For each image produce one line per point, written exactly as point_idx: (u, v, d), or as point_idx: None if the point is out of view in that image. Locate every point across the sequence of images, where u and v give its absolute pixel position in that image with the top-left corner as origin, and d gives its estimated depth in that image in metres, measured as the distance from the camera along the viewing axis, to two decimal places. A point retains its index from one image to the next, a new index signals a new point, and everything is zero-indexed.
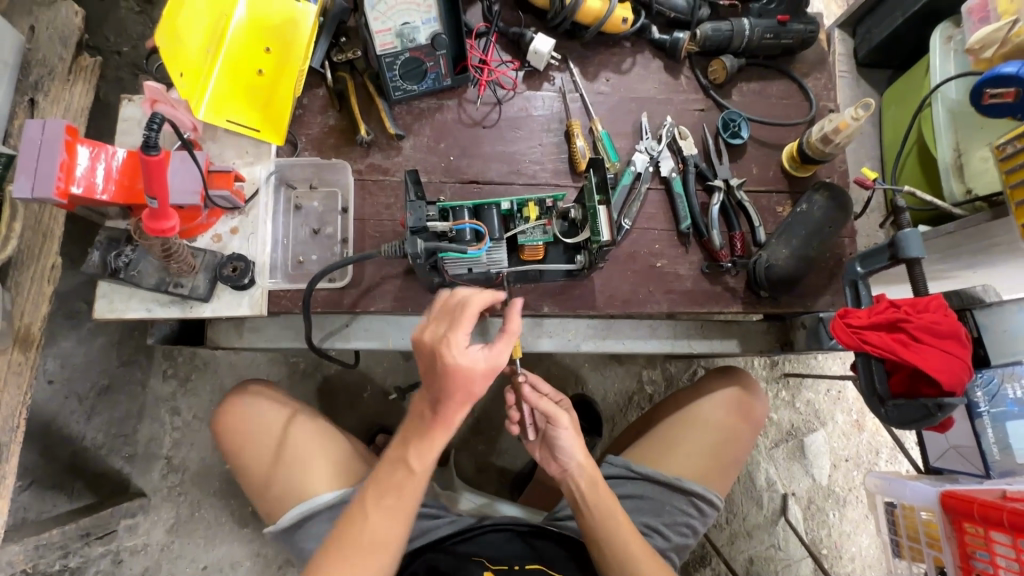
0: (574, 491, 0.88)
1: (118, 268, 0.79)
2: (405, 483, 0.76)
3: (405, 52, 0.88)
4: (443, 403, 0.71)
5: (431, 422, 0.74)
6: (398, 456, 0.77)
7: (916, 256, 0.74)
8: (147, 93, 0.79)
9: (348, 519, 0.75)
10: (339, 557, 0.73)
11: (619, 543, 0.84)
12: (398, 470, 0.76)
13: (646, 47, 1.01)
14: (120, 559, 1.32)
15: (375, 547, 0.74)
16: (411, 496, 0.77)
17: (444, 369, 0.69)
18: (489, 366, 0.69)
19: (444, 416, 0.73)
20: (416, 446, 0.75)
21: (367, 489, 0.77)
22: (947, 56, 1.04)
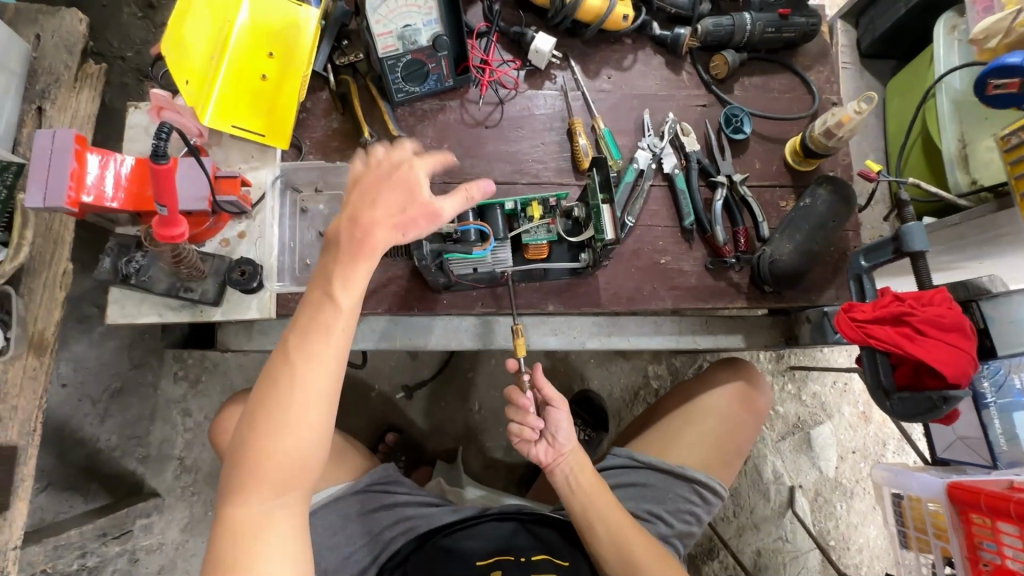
0: (564, 477, 0.90)
1: (129, 274, 0.81)
2: (306, 381, 0.60)
3: (407, 54, 0.88)
4: (345, 269, 0.62)
5: (327, 298, 0.62)
6: (289, 354, 0.61)
7: (920, 250, 0.74)
8: (153, 101, 0.82)
9: (247, 428, 0.60)
10: (254, 468, 0.59)
11: (609, 521, 0.87)
12: (294, 368, 0.60)
13: (648, 44, 1.01)
14: (136, 558, 1.32)
15: (292, 453, 0.60)
16: (314, 403, 0.60)
17: (394, 200, 0.64)
18: (436, 211, 0.65)
19: (347, 284, 0.62)
20: (310, 333, 0.61)
21: (259, 402, 0.60)
22: (951, 46, 1.03)
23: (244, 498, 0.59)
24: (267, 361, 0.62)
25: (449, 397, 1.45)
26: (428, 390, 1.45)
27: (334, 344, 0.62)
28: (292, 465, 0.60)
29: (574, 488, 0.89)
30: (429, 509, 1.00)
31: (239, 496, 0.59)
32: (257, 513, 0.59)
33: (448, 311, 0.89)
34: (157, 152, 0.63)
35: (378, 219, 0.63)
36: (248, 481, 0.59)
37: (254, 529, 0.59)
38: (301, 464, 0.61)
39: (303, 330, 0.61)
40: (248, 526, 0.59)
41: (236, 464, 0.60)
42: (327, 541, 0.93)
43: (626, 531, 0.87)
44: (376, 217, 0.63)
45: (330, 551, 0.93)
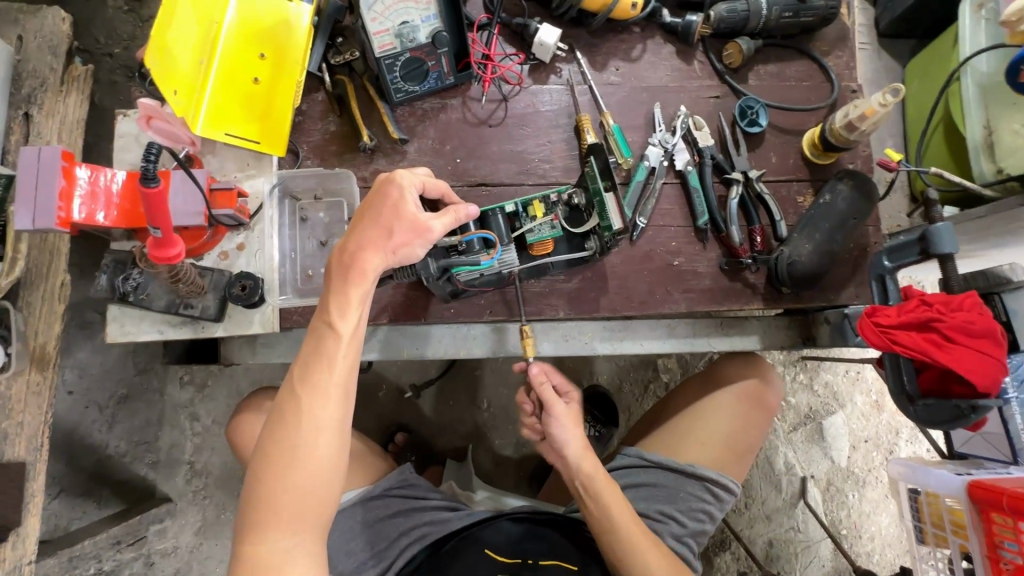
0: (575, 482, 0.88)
1: (127, 292, 0.79)
2: (314, 411, 0.62)
3: (406, 52, 0.84)
4: (342, 298, 0.64)
5: (324, 327, 0.64)
6: (295, 387, 0.63)
7: (949, 252, 0.71)
8: (141, 110, 0.78)
9: (260, 464, 0.62)
10: (271, 505, 0.61)
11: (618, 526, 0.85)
12: (301, 400, 0.62)
13: (657, 32, 0.96)
14: (151, 561, 1.34)
15: (308, 484, 0.62)
16: (326, 431, 0.63)
17: (382, 221, 0.65)
18: (426, 227, 0.67)
19: (345, 312, 0.64)
20: (314, 365, 0.63)
21: (270, 438, 0.62)
22: (977, 25, 0.98)
23: (263, 536, 0.61)
24: (275, 396, 0.64)
25: (458, 395, 1.44)
26: (436, 389, 1.43)
27: (338, 371, 0.64)
28: (308, 497, 0.62)
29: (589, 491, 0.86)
30: (443, 513, 0.99)
31: (258, 532, 0.61)
32: (279, 547, 0.61)
33: (456, 320, 0.86)
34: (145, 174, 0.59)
35: (369, 243, 0.65)
36: (265, 517, 0.61)
37: (276, 565, 0.61)
38: (317, 495, 0.63)
39: (310, 362, 0.63)
40: (270, 561, 0.60)
41: (252, 500, 0.62)
42: (343, 547, 0.92)
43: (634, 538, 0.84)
44: (367, 241, 0.65)
45: (347, 557, 0.92)
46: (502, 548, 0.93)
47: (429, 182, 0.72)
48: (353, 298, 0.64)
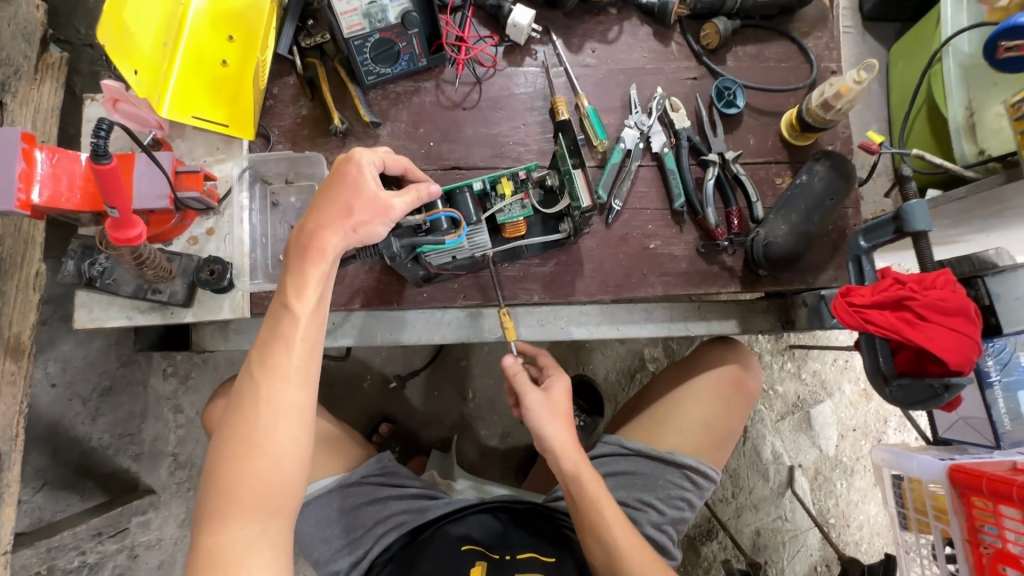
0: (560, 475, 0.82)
1: (94, 277, 0.78)
2: (273, 395, 0.61)
3: (375, 33, 0.83)
4: (299, 280, 0.63)
5: (282, 310, 0.63)
6: (255, 372, 0.62)
7: (923, 229, 0.70)
8: (106, 93, 0.76)
9: (219, 449, 0.61)
10: (231, 493, 0.60)
11: (599, 522, 0.80)
12: (259, 384, 0.61)
13: (634, 13, 0.95)
14: (135, 554, 1.33)
15: (267, 471, 0.61)
16: (287, 416, 0.62)
17: (340, 201, 0.65)
18: (386, 206, 0.66)
19: (303, 293, 0.63)
20: (272, 348, 0.62)
21: (229, 424, 0.61)
22: (959, 5, 0.96)
23: (221, 526, 0.59)
24: (235, 381, 0.63)
25: (443, 386, 1.43)
26: (421, 380, 1.43)
27: (297, 354, 0.63)
28: (269, 484, 0.61)
29: (575, 488, 0.81)
30: (420, 502, 0.98)
31: (216, 522, 0.59)
32: (238, 538, 0.59)
33: (429, 305, 0.85)
34: (97, 152, 0.57)
35: (328, 222, 0.64)
36: (224, 506, 0.59)
37: (235, 556, 0.59)
38: (278, 483, 0.61)
39: (269, 346, 0.63)
40: (227, 553, 0.59)
41: (212, 488, 0.60)
42: (318, 534, 0.91)
43: (612, 532, 0.79)
44: (325, 220, 0.64)
45: (323, 543, 0.91)
46: (481, 539, 0.92)
47: (390, 160, 0.71)
48: (312, 278, 0.64)
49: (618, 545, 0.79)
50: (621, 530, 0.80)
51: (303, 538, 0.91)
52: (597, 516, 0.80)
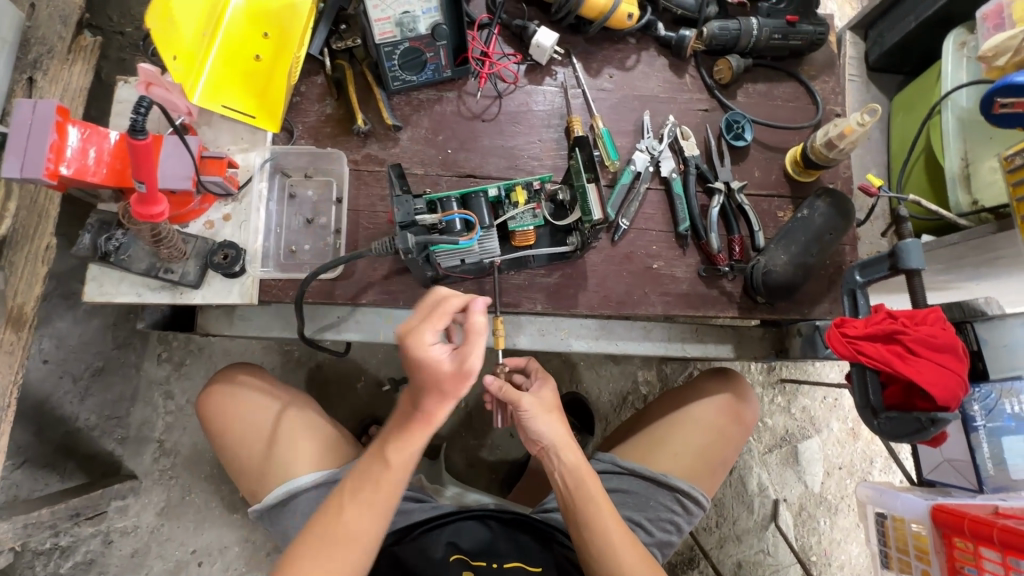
0: (556, 472, 0.82)
1: (109, 251, 0.80)
2: (351, 521, 0.72)
3: (405, 41, 0.86)
4: (402, 436, 0.74)
5: (381, 460, 0.74)
6: (345, 501, 0.73)
7: (916, 267, 0.73)
8: (140, 75, 0.78)
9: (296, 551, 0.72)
10: None
11: (592, 519, 0.79)
12: (345, 509, 0.72)
13: (652, 44, 1.00)
14: (110, 539, 1.32)
15: (326, 575, 0.71)
16: (354, 540, 0.72)
17: (425, 371, 0.65)
18: (465, 367, 0.65)
19: (400, 449, 0.73)
20: (363, 485, 0.73)
21: (305, 540, 0.72)
22: (959, 63, 1.01)
23: None
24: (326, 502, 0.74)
25: None
26: (415, 385, 1.43)
27: (384, 492, 0.73)
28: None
29: (571, 483, 0.81)
30: (406, 505, 0.97)
31: None
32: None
33: None
34: (135, 127, 0.58)
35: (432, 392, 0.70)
36: None
37: None
38: None
39: (365, 477, 0.73)
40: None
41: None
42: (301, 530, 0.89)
43: (607, 528, 0.79)
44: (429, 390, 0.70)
45: None
46: (469, 549, 0.90)
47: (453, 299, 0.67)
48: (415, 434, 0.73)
49: (612, 541, 0.78)
50: (616, 528, 0.79)
51: (286, 532, 0.89)
52: (591, 512, 0.79)
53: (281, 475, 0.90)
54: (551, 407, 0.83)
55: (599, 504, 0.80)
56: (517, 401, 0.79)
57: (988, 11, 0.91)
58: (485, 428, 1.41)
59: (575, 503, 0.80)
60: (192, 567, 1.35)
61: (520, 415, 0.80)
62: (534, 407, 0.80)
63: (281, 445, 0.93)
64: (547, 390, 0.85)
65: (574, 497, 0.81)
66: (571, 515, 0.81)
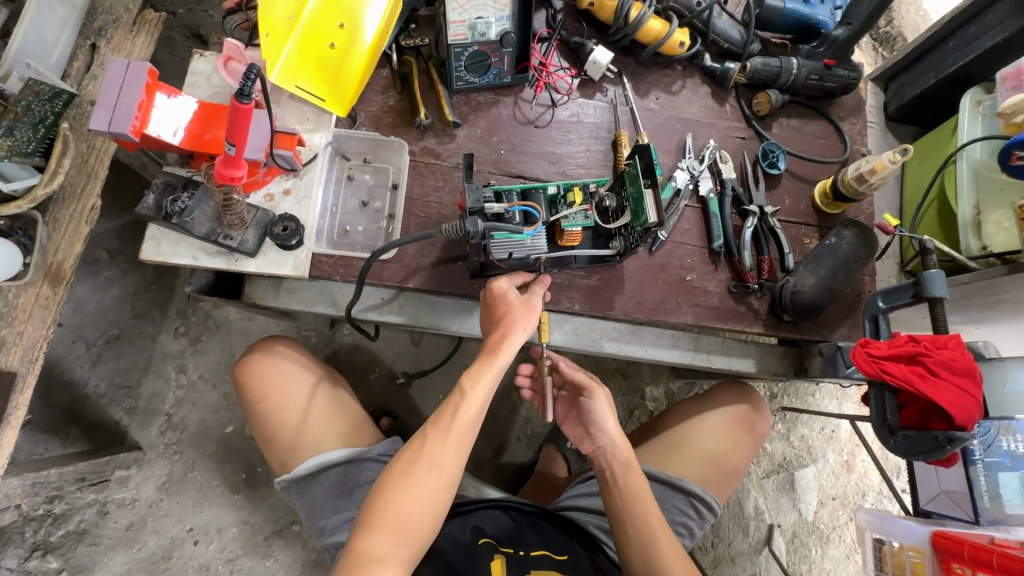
0: (607, 468, 0.86)
1: (173, 213, 0.82)
2: (437, 454, 0.76)
3: (474, 44, 0.90)
4: (475, 370, 0.79)
5: (456, 392, 0.79)
6: (425, 432, 0.77)
7: (939, 296, 0.78)
8: (224, 50, 0.87)
9: (385, 479, 0.75)
10: (380, 513, 0.73)
11: (639, 515, 0.83)
12: (428, 443, 0.76)
13: (697, 73, 1.06)
14: (106, 511, 1.29)
15: (412, 504, 0.74)
16: (435, 465, 0.75)
17: (501, 306, 0.80)
18: (530, 303, 0.81)
19: (477, 381, 0.78)
20: (442, 415, 0.78)
21: (388, 470, 0.76)
22: (976, 118, 1.09)
23: (366, 535, 0.72)
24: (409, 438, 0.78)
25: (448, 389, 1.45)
26: (428, 380, 1.45)
27: (464, 423, 0.78)
28: (410, 517, 0.73)
29: (620, 479, 0.84)
30: None
31: (362, 531, 0.73)
32: (378, 548, 0.72)
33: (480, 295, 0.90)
34: (242, 92, 0.62)
35: (507, 329, 0.79)
36: (370, 522, 0.73)
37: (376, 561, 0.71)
38: (409, 520, 0.73)
39: (442, 412, 0.78)
40: (369, 557, 0.71)
41: (369, 507, 0.74)
42: (328, 502, 0.91)
43: (652, 525, 0.82)
44: (505, 329, 0.79)
45: (332, 512, 0.90)
46: (495, 535, 0.93)
47: (520, 276, 0.86)
48: (489, 368, 0.78)
49: (656, 538, 0.82)
50: (661, 529, 0.83)
51: (312, 503, 0.91)
52: (638, 509, 0.83)
53: (312, 448, 0.93)
54: (611, 404, 0.90)
55: (647, 501, 0.83)
56: (590, 386, 0.87)
57: (1008, 73, 1.00)
58: (495, 429, 1.43)
59: (622, 497, 0.84)
60: (187, 545, 1.33)
61: (589, 401, 0.87)
62: (602, 399, 0.87)
63: (314, 418, 0.95)
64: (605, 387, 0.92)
65: (623, 494, 0.84)
66: (616, 511, 0.84)
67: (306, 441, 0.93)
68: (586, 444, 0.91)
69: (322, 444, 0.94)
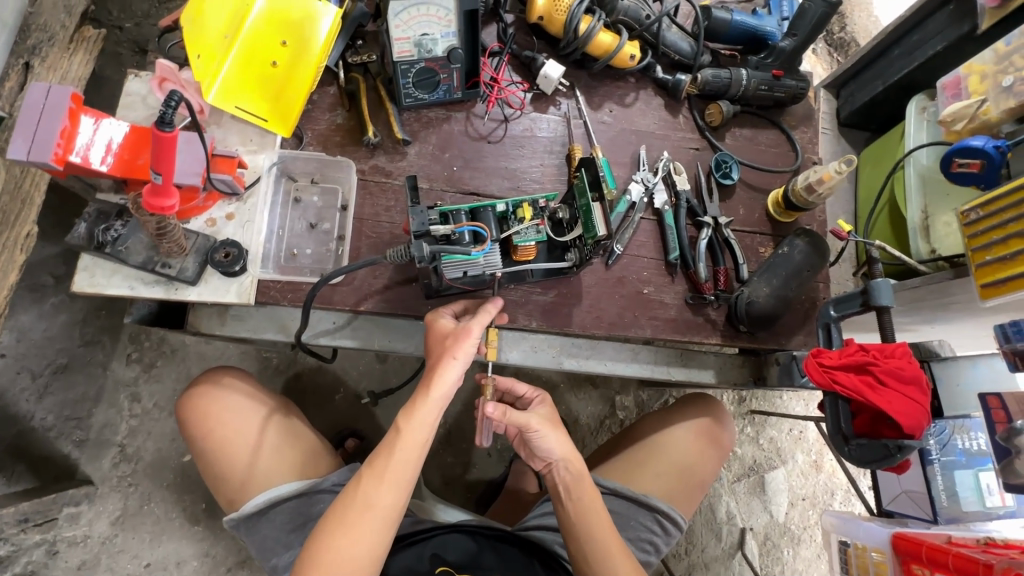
0: (559, 483, 0.85)
1: (105, 242, 0.78)
2: (371, 496, 0.74)
3: (421, 61, 0.88)
4: (410, 406, 0.77)
5: (391, 430, 0.77)
6: (362, 473, 0.76)
7: (885, 305, 0.79)
8: (158, 71, 0.84)
9: (321, 523, 0.74)
10: (315, 561, 0.72)
11: (592, 530, 0.82)
12: (363, 484, 0.75)
13: (650, 85, 1.06)
14: (55, 550, 1.21)
15: (347, 550, 0.72)
16: (370, 509, 0.74)
17: (438, 340, 0.80)
18: (467, 331, 0.78)
19: (411, 418, 0.76)
20: (376, 455, 0.76)
21: (328, 514, 0.75)
22: (921, 124, 1.11)
23: None
24: (348, 480, 0.77)
25: None
26: (395, 398, 1.42)
27: (399, 462, 0.76)
28: (343, 561, 0.72)
29: (575, 495, 0.84)
30: None
31: None
32: None
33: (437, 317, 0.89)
34: (163, 119, 0.60)
35: (439, 364, 0.77)
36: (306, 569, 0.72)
37: None
38: (346, 566, 0.72)
39: (378, 450, 0.77)
40: None
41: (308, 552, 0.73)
42: (280, 538, 0.89)
43: (609, 543, 0.82)
44: (435, 364, 0.77)
45: (284, 550, 0.89)
46: (454, 560, 0.91)
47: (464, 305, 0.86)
48: (424, 406, 0.77)
49: (614, 560, 0.82)
50: (616, 543, 0.83)
51: (262, 541, 0.88)
52: (592, 524, 0.83)
53: (263, 483, 0.90)
54: (555, 425, 0.87)
55: (600, 517, 0.83)
56: (526, 424, 0.82)
57: (948, 82, 1.02)
58: (464, 446, 1.40)
59: (579, 514, 0.83)
60: None
61: (528, 436, 0.83)
62: (542, 425, 0.83)
63: (266, 452, 0.92)
64: (545, 409, 0.89)
65: (578, 511, 0.83)
66: (571, 527, 0.84)
67: (256, 476, 0.90)
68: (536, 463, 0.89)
69: (274, 479, 0.90)
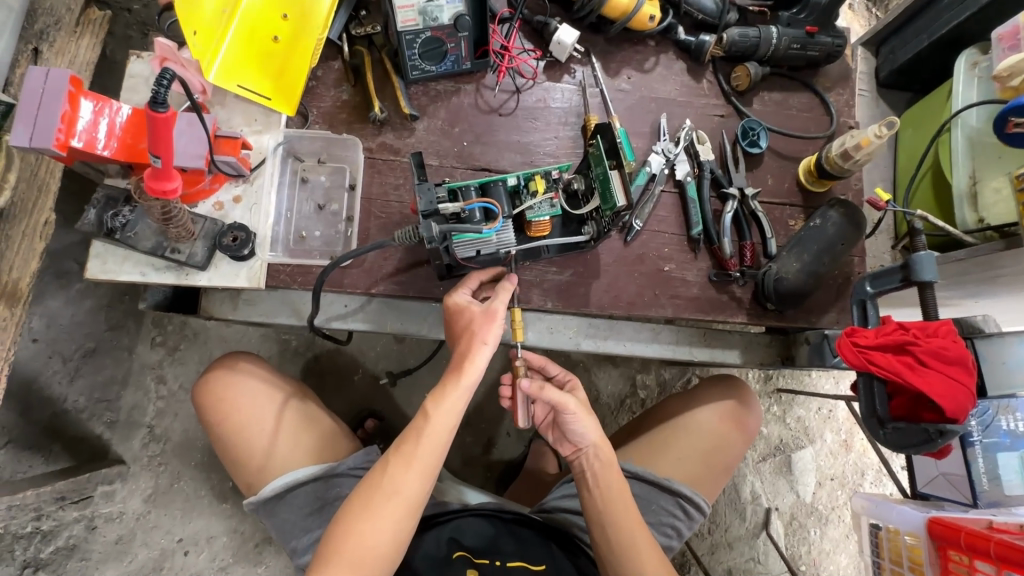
0: (587, 470, 0.84)
1: (115, 228, 0.77)
2: (398, 482, 0.74)
3: (427, 30, 0.83)
4: (439, 390, 0.76)
5: (419, 415, 0.76)
6: (389, 458, 0.75)
7: (929, 280, 0.74)
8: (157, 50, 0.79)
9: (347, 507, 0.74)
10: (340, 547, 0.72)
11: (617, 518, 0.81)
12: (390, 470, 0.74)
13: (671, 48, 1.00)
14: (93, 525, 1.25)
15: (370, 536, 0.72)
16: (396, 496, 0.73)
17: (462, 321, 0.77)
18: (493, 312, 0.76)
19: (440, 403, 0.75)
20: (404, 440, 0.75)
21: (353, 499, 0.74)
22: (971, 81, 1.02)
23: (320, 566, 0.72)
24: (374, 465, 0.76)
25: None
26: (413, 379, 1.42)
27: (427, 448, 0.75)
28: (365, 547, 0.72)
29: (603, 484, 0.82)
30: None
31: (319, 562, 0.72)
32: None
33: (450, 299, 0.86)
34: (157, 99, 0.58)
35: (467, 348, 0.75)
36: (330, 554, 0.72)
37: None
38: (366, 552, 0.72)
39: (405, 435, 0.76)
40: None
41: (332, 537, 0.73)
42: (299, 522, 0.89)
43: (632, 528, 0.81)
44: (464, 348, 0.75)
45: (303, 532, 0.88)
46: (472, 545, 0.90)
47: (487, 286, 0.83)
48: (452, 391, 0.75)
49: (637, 548, 0.80)
50: (642, 530, 0.81)
51: (281, 524, 0.89)
52: (618, 512, 0.81)
53: (282, 468, 0.91)
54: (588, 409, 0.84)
55: (626, 504, 0.82)
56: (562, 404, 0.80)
57: (1003, 33, 0.93)
58: (483, 426, 1.39)
59: (606, 502, 0.82)
60: (178, 555, 1.32)
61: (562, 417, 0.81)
62: (578, 409, 0.81)
63: (283, 437, 0.92)
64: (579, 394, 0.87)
65: (603, 498, 0.82)
66: (595, 513, 0.82)
67: (275, 461, 0.91)
68: (566, 447, 0.88)
69: (291, 464, 0.91)
